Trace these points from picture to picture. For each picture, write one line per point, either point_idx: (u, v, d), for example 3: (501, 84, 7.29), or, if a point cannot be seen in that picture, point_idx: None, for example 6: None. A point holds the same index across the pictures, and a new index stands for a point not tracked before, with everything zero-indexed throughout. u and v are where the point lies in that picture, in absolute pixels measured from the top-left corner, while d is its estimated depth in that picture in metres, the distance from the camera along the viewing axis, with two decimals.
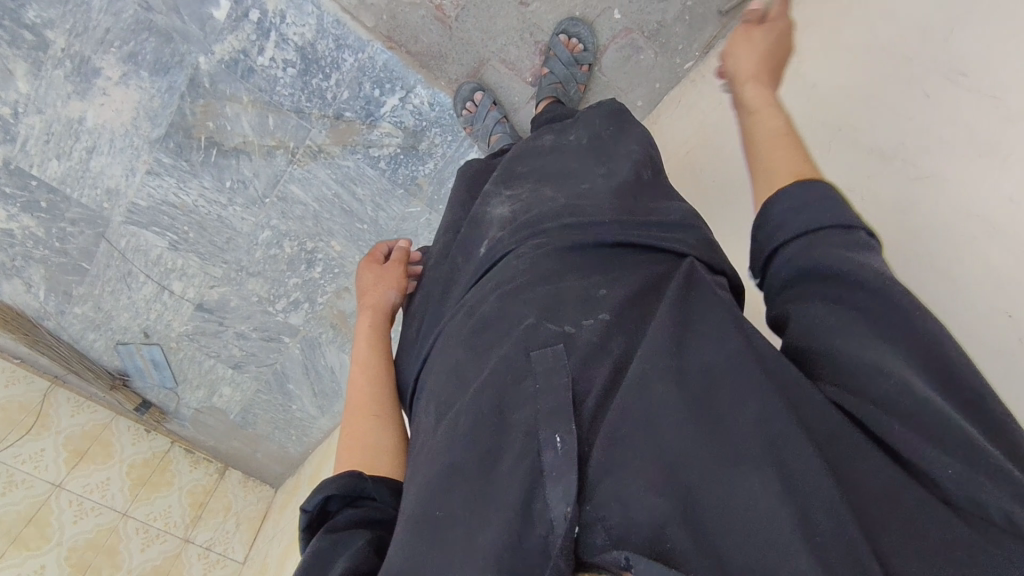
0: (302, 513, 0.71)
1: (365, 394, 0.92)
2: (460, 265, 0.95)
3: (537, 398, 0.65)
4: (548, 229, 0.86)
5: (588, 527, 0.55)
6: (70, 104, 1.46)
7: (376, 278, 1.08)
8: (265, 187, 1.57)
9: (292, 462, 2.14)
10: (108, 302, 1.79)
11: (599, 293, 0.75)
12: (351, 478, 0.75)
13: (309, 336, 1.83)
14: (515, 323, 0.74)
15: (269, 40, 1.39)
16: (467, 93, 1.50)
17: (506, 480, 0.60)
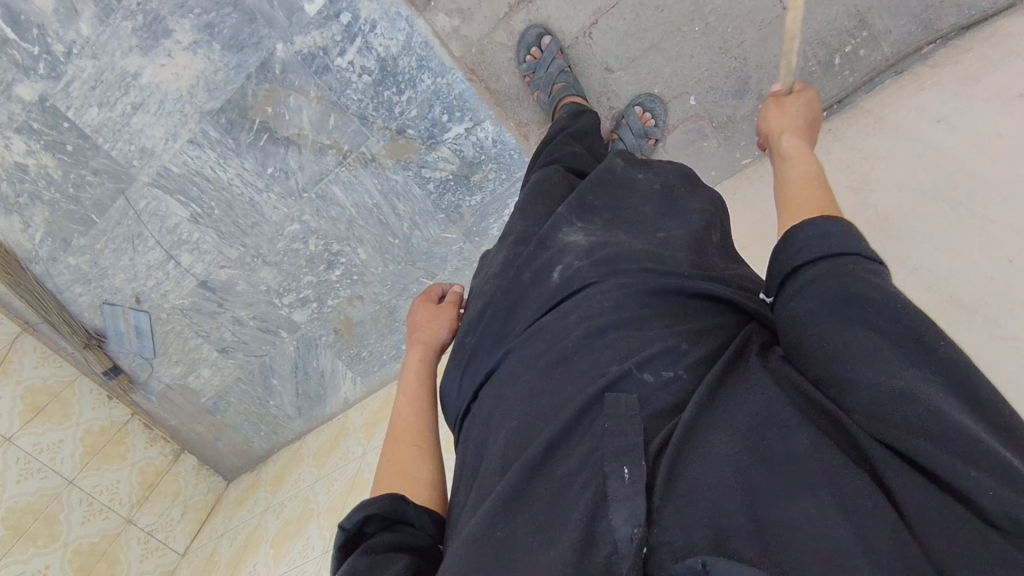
0: (339, 531, 0.72)
1: (411, 425, 0.93)
2: (529, 283, 0.86)
3: (604, 439, 0.61)
4: (629, 275, 0.79)
5: (656, 548, 0.53)
6: (129, 56, 1.43)
7: (431, 318, 1.11)
8: (307, 182, 1.55)
9: (253, 458, 2.06)
10: (107, 260, 1.71)
11: (681, 347, 0.71)
12: (391, 502, 0.75)
13: (309, 335, 1.80)
14: (592, 369, 0.70)
15: (353, 44, 1.38)
16: (532, 38, 1.36)
17: (569, 508, 0.58)
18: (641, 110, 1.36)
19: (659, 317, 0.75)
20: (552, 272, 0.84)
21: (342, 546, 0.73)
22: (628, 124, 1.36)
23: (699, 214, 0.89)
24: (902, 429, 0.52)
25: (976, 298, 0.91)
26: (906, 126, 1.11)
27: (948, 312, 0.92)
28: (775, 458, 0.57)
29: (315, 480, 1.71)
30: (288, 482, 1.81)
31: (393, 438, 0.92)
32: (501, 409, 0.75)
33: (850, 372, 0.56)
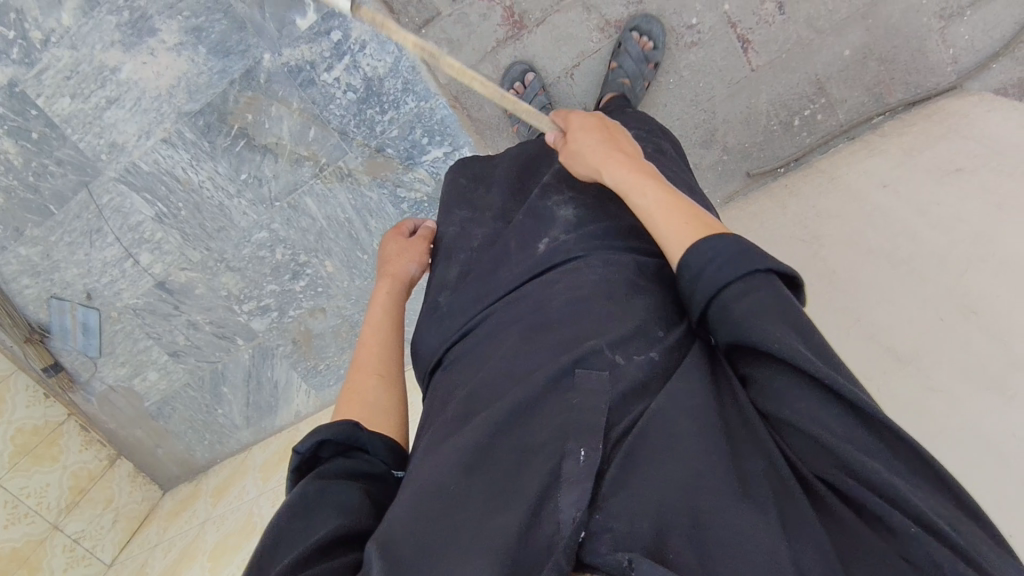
0: (294, 454, 0.75)
1: (373, 355, 0.94)
2: (512, 251, 0.96)
3: (577, 413, 0.69)
4: (614, 254, 0.90)
5: (595, 533, 0.57)
6: (109, 51, 1.42)
7: (402, 250, 1.10)
8: (280, 191, 1.56)
9: (192, 468, 1.99)
10: (61, 253, 1.67)
11: (656, 334, 0.79)
12: (347, 428, 0.78)
13: (266, 345, 1.77)
14: (579, 337, 0.78)
15: (341, 61, 1.41)
16: (516, 74, 1.36)
17: (530, 471, 0.65)
18: (637, 35, 1.31)
19: (641, 294, 0.84)
20: (538, 243, 0.95)
21: (297, 468, 0.76)
22: (625, 50, 1.31)
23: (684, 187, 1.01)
24: (841, 468, 0.58)
25: (910, 350, 0.94)
26: (856, 188, 1.18)
27: (884, 361, 0.96)
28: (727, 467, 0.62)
29: (259, 493, 1.66)
30: (231, 493, 1.76)
31: (356, 368, 0.92)
32: (471, 362, 0.86)
33: (794, 413, 0.62)
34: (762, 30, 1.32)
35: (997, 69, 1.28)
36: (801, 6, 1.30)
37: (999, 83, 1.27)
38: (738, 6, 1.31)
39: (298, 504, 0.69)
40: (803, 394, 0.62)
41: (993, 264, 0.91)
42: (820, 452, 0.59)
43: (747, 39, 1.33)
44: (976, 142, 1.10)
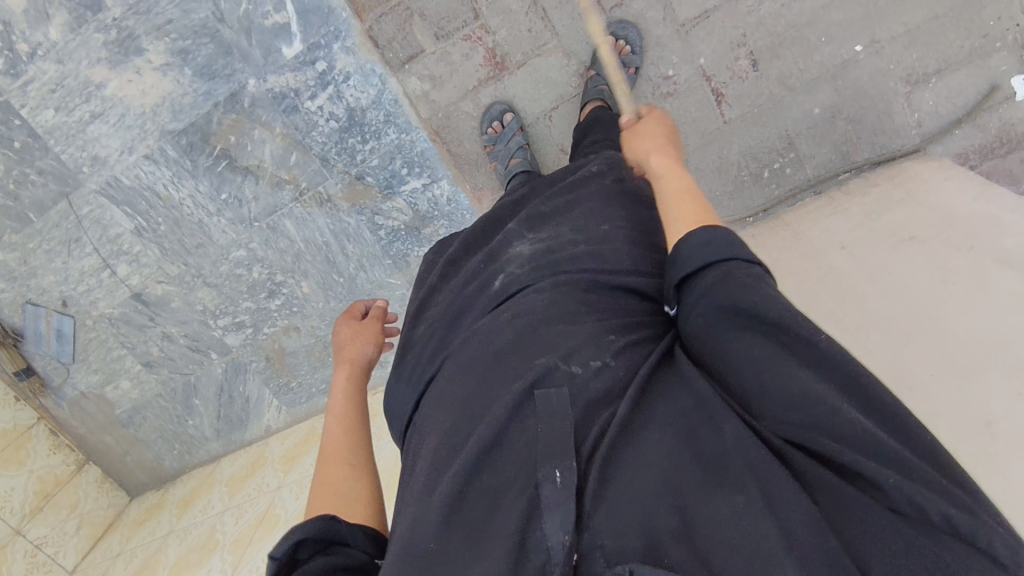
0: (270, 559, 0.69)
1: (339, 442, 0.91)
2: (473, 296, 0.92)
3: (535, 445, 0.65)
4: (562, 274, 0.85)
5: (588, 553, 0.57)
6: (96, 67, 1.43)
7: (354, 335, 1.11)
8: (260, 212, 1.58)
9: (161, 476, 2.00)
10: (38, 260, 1.67)
11: (608, 338, 0.75)
12: (322, 522, 0.73)
13: (239, 360, 1.79)
14: (529, 359, 0.75)
15: (324, 90, 1.43)
16: (496, 113, 1.41)
17: (500, 514, 0.62)
18: (613, 39, 1.31)
19: (596, 313, 0.80)
20: (495, 280, 0.91)
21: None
22: (602, 57, 1.31)
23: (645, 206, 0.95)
24: (809, 429, 0.56)
25: None
26: (816, 246, 1.21)
27: None
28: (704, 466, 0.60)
29: (223, 509, 1.68)
30: (198, 504, 1.77)
31: (325, 461, 0.88)
32: (431, 400, 0.82)
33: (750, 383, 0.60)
34: (736, 85, 1.35)
35: (959, 135, 1.33)
36: (774, 64, 1.33)
37: (960, 148, 1.33)
38: (713, 60, 1.34)
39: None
40: (756, 360, 0.60)
41: (930, 338, 0.95)
42: (784, 413, 0.57)
43: (721, 92, 1.36)
44: (931, 212, 1.14)
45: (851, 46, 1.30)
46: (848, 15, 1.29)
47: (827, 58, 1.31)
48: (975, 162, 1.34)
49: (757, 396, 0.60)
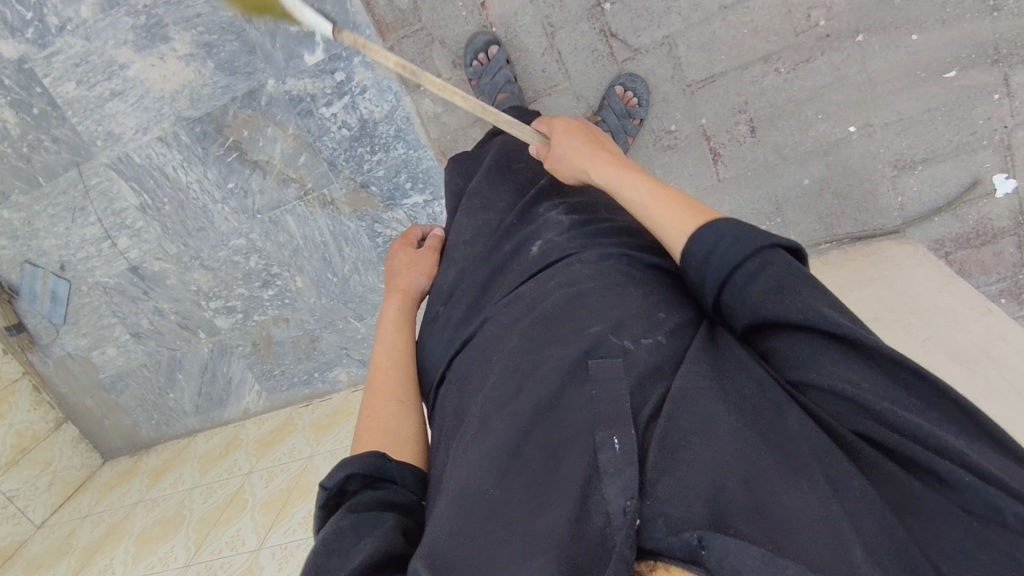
0: (321, 489, 0.74)
1: (390, 378, 0.98)
2: (508, 257, 0.98)
3: (594, 404, 0.68)
4: (605, 246, 0.90)
5: (650, 520, 0.56)
6: (121, 49, 1.49)
7: (409, 263, 1.16)
8: (264, 206, 1.62)
9: (136, 443, 2.03)
10: (42, 223, 1.72)
11: (659, 316, 0.79)
12: (373, 462, 0.79)
13: (226, 343, 1.83)
14: (579, 327, 0.79)
15: (340, 100, 1.48)
16: (481, 44, 1.36)
17: (563, 472, 0.64)
18: (621, 89, 1.35)
19: (638, 287, 0.83)
20: (533, 245, 0.97)
21: (324, 505, 0.75)
22: (609, 105, 1.35)
23: None
24: (879, 425, 0.59)
25: None
26: None
27: None
28: (768, 437, 0.62)
29: (192, 486, 1.71)
30: (171, 475, 1.82)
31: (373, 393, 0.95)
32: (480, 361, 0.86)
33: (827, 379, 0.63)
34: (733, 147, 1.41)
35: (938, 222, 1.41)
36: (771, 133, 1.39)
37: (938, 235, 1.42)
38: (714, 121, 1.39)
39: (330, 541, 0.68)
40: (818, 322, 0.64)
41: None
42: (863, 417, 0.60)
43: (718, 152, 1.41)
44: (900, 295, 1.19)
45: (845, 126, 1.36)
46: (847, 95, 1.34)
47: (822, 134, 1.37)
48: (951, 249, 1.43)
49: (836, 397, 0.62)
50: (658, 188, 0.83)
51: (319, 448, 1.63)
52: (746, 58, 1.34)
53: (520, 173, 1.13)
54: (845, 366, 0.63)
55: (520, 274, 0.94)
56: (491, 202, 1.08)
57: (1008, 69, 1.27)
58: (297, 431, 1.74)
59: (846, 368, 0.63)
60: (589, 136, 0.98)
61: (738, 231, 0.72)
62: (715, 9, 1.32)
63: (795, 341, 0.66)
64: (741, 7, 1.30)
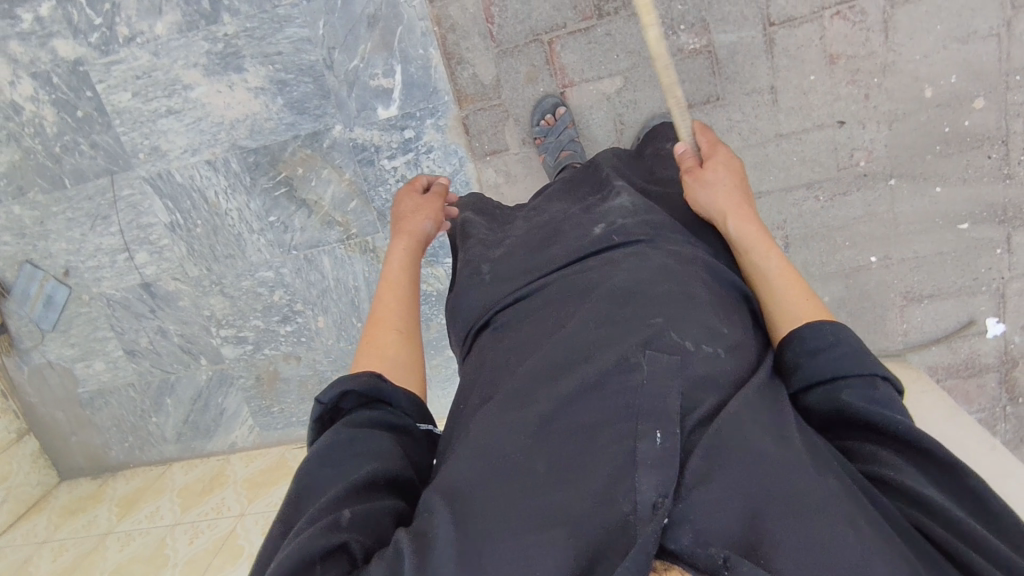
0: (317, 404, 0.73)
1: (393, 308, 0.90)
2: (568, 233, 0.95)
3: (637, 394, 0.65)
4: (674, 241, 0.88)
5: (676, 523, 0.55)
6: (190, 71, 1.47)
7: (415, 208, 1.07)
8: (302, 243, 1.61)
9: (100, 466, 1.90)
10: (56, 226, 1.65)
11: (721, 330, 0.75)
12: (370, 379, 0.75)
13: (227, 372, 1.77)
14: (641, 316, 0.74)
15: (404, 155, 1.51)
16: (548, 105, 1.42)
17: (593, 455, 0.62)
18: None
19: (701, 284, 0.80)
20: (596, 227, 0.93)
21: (319, 420, 0.73)
22: None
23: None
24: (938, 522, 0.57)
25: None
26: None
27: None
28: (813, 474, 0.59)
29: (173, 522, 1.67)
30: (144, 505, 1.75)
31: (374, 321, 0.88)
32: (527, 328, 0.83)
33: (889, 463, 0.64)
34: None
35: (934, 351, 1.56)
36: (802, 252, 1.51)
37: (932, 362, 1.57)
38: None
39: (324, 453, 0.67)
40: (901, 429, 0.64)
41: None
42: (908, 504, 0.59)
43: None
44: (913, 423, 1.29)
45: (867, 255, 1.50)
46: (873, 230, 1.48)
47: (846, 259, 1.51)
48: (942, 376, 1.58)
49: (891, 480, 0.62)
50: (790, 273, 0.84)
51: None
52: (791, 182, 1.46)
53: (579, 180, 1.09)
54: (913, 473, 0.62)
55: (570, 251, 0.91)
56: (548, 208, 1.05)
57: (1011, 229, 1.45)
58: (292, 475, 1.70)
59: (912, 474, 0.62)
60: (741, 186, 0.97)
61: (853, 349, 0.71)
62: (771, 135, 1.42)
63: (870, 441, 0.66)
64: (795, 137, 1.42)
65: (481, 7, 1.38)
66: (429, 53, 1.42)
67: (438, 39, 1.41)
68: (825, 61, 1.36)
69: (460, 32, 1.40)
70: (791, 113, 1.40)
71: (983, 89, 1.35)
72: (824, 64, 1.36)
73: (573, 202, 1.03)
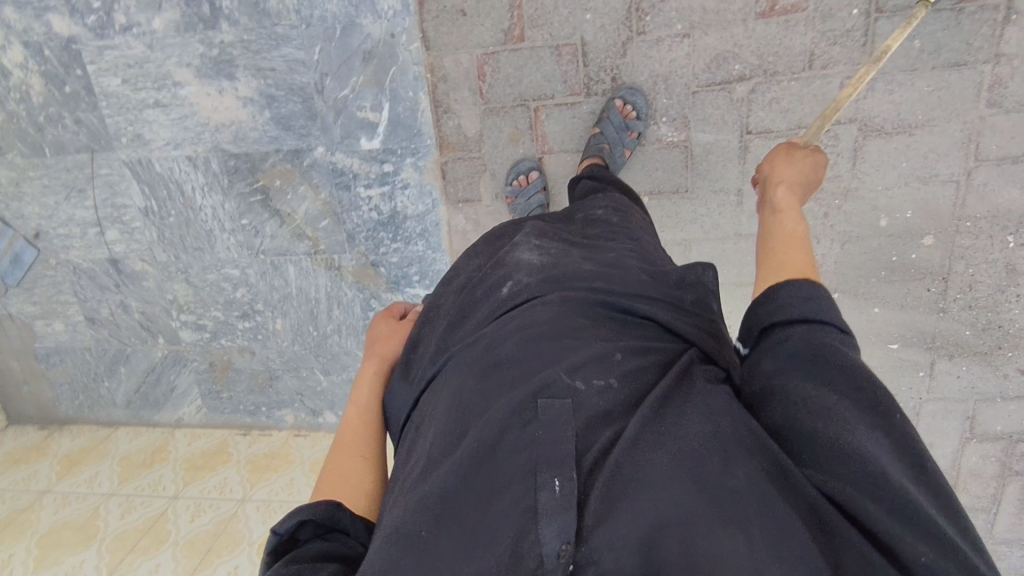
0: (271, 535, 0.67)
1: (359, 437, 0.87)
2: (479, 299, 0.88)
3: (533, 447, 0.63)
4: (569, 288, 0.83)
5: (583, 567, 0.54)
6: (181, 69, 1.48)
7: (389, 331, 1.03)
8: (270, 249, 1.65)
9: (49, 419, 1.96)
10: (32, 190, 1.67)
11: (615, 356, 0.74)
12: (326, 507, 0.71)
13: (182, 354, 1.82)
14: (532, 371, 0.73)
15: (380, 187, 1.55)
16: (524, 167, 1.46)
17: (499, 511, 0.60)
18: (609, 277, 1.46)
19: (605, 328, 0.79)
20: (504, 284, 0.87)
21: (272, 553, 0.67)
22: None
23: (637, 239, 1.01)
24: (850, 483, 0.57)
25: None
26: None
27: None
28: (708, 488, 0.58)
29: (110, 492, 1.75)
30: (86, 471, 1.82)
31: (338, 449, 0.85)
32: (438, 396, 0.79)
33: (816, 401, 0.62)
34: None
35: None
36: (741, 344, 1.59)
37: None
38: None
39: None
40: (837, 364, 0.63)
41: None
42: (824, 461, 0.59)
43: None
44: None
45: None
46: None
47: None
48: None
49: (811, 447, 0.60)
50: (800, 239, 0.84)
51: (252, 493, 1.72)
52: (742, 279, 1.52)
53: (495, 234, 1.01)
54: (837, 410, 0.60)
55: (481, 316, 0.85)
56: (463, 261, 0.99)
57: (936, 357, 1.54)
58: (230, 463, 1.80)
59: (837, 413, 0.60)
60: (805, 181, 0.99)
61: (812, 296, 0.70)
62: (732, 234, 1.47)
63: (797, 385, 0.64)
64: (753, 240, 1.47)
65: (474, 64, 1.41)
66: (418, 97, 1.45)
67: (429, 85, 1.44)
68: None
69: (451, 83, 1.44)
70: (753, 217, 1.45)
71: (934, 228, 1.42)
72: None
73: (489, 252, 0.97)
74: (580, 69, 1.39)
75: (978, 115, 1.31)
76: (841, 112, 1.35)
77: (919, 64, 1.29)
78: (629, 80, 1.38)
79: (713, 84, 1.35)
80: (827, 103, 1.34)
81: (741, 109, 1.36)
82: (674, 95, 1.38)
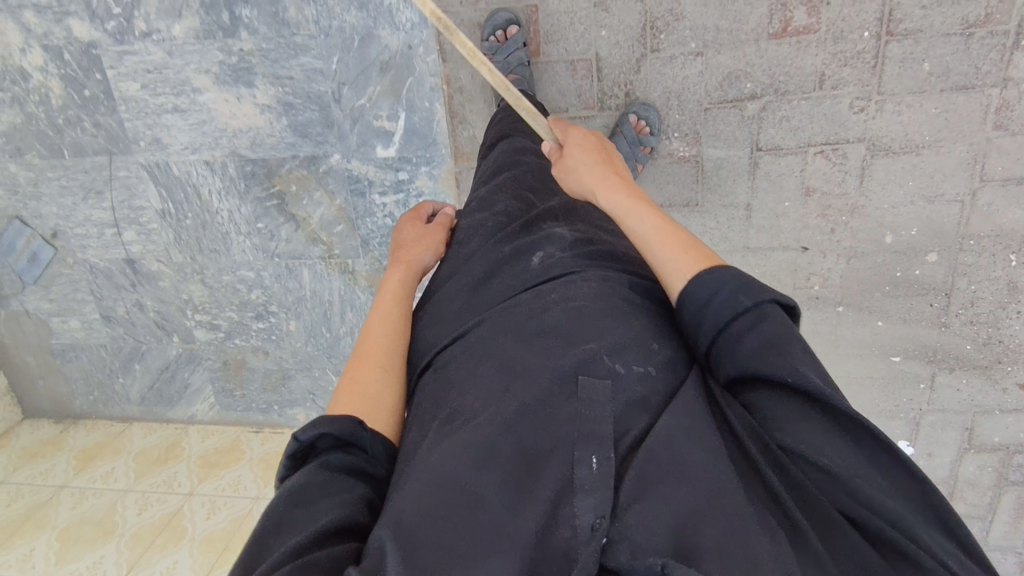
0: (292, 441, 0.67)
1: (380, 343, 0.83)
2: (507, 261, 0.91)
3: (575, 419, 0.66)
4: (606, 267, 0.86)
5: (615, 541, 0.57)
6: (200, 77, 1.51)
7: (416, 237, 1.02)
8: (285, 253, 1.68)
9: (64, 413, 1.99)
10: (50, 191, 1.69)
11: (652, 347, 0.74)
12: (347, 422, 0.69)
13: (196, 353, 1.85)
14: (573, 342, 0.74)
15: (395, 194, 1.57)
16: (499, 21, 1.38)
17: (540, 475, 0.62)
18: None
19: (642, 312, 0.79)
20: (533, 255, 0.90)
21: (291, 457, 0.68)
22: None
23: None
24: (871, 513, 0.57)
25: None
26: None
27: None
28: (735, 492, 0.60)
29: (126, 488, 1.80)
30: (103, 466, 1.87)
31: (360, 354, 0.81)
32: (463, 358, 0.78)
33: (813, 437, 0.62)
34: None
35: None
36: None
37: None
38: None
39: (296, 493, 0.63)
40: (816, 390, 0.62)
41: None
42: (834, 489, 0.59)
43: None
44: None
45: None
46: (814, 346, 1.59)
47: None
48: None
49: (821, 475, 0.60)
50: (665, 225, 0.78)
51: (266, 490, 1.76)
52: None
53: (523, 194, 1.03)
54: (835, 443, 0.61)
55: (511, 285, 0.87)
56: (490, 209, 1.01)
57: (937, 370, 1.57)
58: (244, 461, 1.84)
59: (836, 443, 0.61)
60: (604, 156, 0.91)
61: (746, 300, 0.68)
62: (739, 247, 1.50)
63: (789, 414, 0.63)
64: (761, 253, 1.50)
65: None
66: (434, 108, 1.48)
67: (445, 96, 1.47)
68: (801, 191, 1.43)
69: (465, 95, 1.46)
70: (761, 231, 1.48)
71: (939, 245, 1.44)
72: (800, 195, 1.44)
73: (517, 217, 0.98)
74: (594, 83, 1.42)
75: (985, 137, 1.34)
76: (851, 131, 1.37)
77: (929, 86, 1.31)
78: (643, 96, 1.40)
79: (725, 101, 1.38)
80: (837, 122, 1.36)
81: (752, 126, 1.39)
82: (687, 111, 1.40)
